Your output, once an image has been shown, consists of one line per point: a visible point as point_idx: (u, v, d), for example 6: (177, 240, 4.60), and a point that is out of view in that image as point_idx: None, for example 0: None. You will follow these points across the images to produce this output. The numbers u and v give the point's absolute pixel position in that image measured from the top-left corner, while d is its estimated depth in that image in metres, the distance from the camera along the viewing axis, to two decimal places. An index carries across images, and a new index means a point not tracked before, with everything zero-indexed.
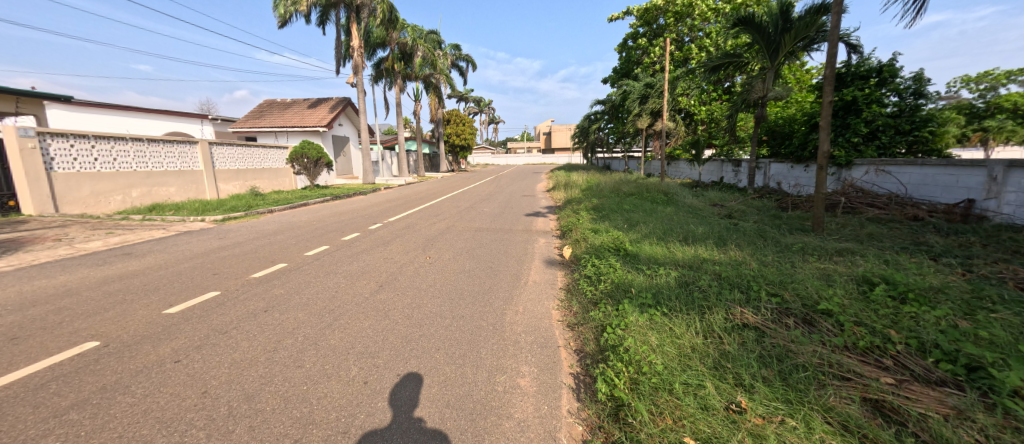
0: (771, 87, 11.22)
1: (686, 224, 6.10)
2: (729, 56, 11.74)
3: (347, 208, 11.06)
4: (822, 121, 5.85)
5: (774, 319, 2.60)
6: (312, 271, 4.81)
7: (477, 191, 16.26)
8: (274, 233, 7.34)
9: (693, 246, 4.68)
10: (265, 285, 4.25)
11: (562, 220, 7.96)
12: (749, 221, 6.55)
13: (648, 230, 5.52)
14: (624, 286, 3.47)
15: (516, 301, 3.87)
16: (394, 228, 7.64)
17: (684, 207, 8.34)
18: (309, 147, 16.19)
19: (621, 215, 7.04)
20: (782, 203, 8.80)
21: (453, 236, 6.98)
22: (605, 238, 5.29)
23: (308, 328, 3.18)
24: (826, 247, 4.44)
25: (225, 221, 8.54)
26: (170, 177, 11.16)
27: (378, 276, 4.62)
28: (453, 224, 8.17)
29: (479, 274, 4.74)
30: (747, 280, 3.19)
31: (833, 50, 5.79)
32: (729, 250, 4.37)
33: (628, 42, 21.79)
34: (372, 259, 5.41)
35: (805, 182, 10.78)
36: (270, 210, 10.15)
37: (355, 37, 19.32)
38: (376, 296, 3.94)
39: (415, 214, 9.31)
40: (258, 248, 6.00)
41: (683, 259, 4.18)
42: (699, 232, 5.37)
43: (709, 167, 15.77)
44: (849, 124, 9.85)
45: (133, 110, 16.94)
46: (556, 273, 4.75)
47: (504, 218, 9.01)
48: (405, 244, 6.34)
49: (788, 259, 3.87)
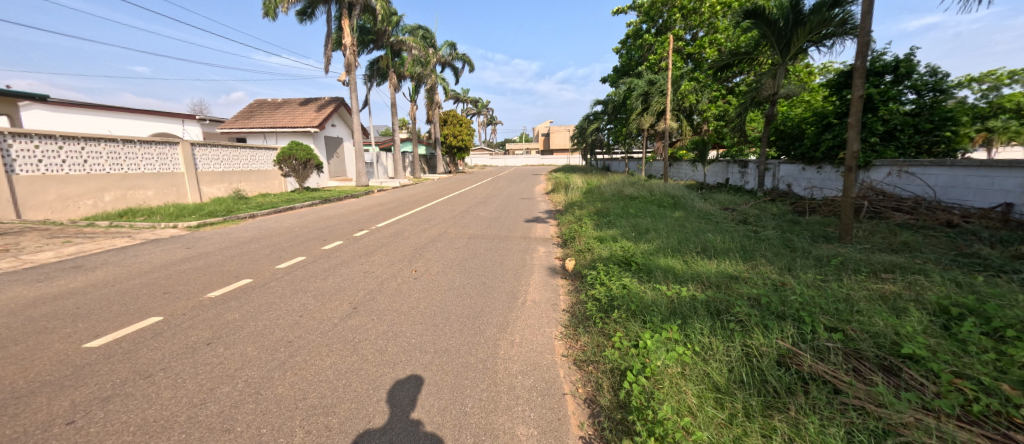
0: (782, 85, 10.63)
1: (702, 232, 5.50)
2: (737, 53, 11.20)
3: (335, 213, 10.44)
4: (852, 118, 5.26)
5: (843, 368, 2.02)
6: (278, 287, 4.19)
7: (473, 194, 15.67)
8: (249, 241, 6.72)
9: (716, 258, 4.10)
10: (220, 307, 3.64)
11: (563, 226, 7.38)
12: (769, 229, 5.96)
13: (660, 240, 4.91)
14: (643, 313, 2.88)
15: (511, 328, 3.27)
16: (381, 236, 7.02)
17: (695, 212, 7.73)
18: (297, 148, 15.29)
19: (628, 221, 6.45)
20: (799, 207, 8.19)
21: (444, 245, 6.37)
22: (614, 249, 4.68)
23: (253, 370, 2.56)
24: (869, 261, 3.85)
25: (200, 227, 7.90)
26: (146, 180, 10.54)
27: (354, 295, 4.01)
28: (445, 230, 7.55)
29: (470, 292, 4.13)
30: (795, 309, 2.60)
31: (865, 38, 5.21)
32: (760, 265, 3.77)
33: (631, 39, 21.30)
34: (350, 273, 4.80)
35: (818, 184, 10.22)
36: (252, 215, 9.52)
37: (347, 35, 18.72)
38: (347, 322, 3.33)
39: (405, 219, 8.71)
40: (226, 260, 5.38)
41: (707, 274, 3.59)
42: (718, 242, 4.77)
43: (714, 168, 15.25)
44: (865, 122, 9.29)
45: (115, 110, 16.25)
46: (559, 290, 4.15)
47: (501, 223, 8.40)
48: (391, 254, 5.72)
49: (833, 279, 3.28)
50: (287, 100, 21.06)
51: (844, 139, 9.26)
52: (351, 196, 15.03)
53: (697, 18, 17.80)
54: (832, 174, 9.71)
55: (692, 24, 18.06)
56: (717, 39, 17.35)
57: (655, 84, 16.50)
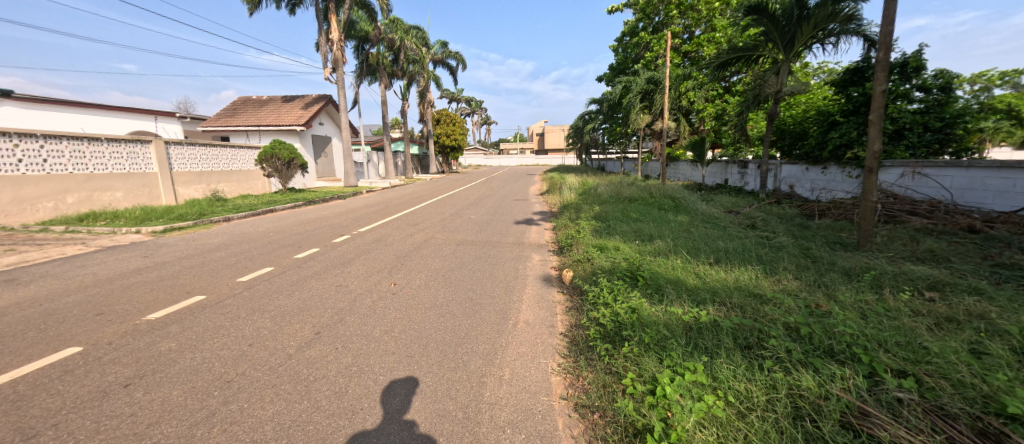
0: (785, 82, 10.22)
1: (711, 238, 5.04)
2: (739, 50, 10.76)
3: (317, 216, 9.84)
4: (873, 115, 4.82)
5: (929, 434, 1.55)
6: (233, 306, 3.65)
7: (465, 195, 15.14)
8: (216, 248, 6.14)
9: (733, 271, 3.63)
10: (155, 334, 3.08)
11: (559, 230, 6.89)
12: (782, 235, 5.51)
13: (667, 248, 4.43)
14: (660, 345, 2.38)
15: (500, 359, 2.76)
16: (363, 242, 6.49)
17: (698, 215, 7.28)
18: (281, 147, 14.64)
19: (629, 227, 5.96)
20: (807, 210, 7.77)
21: (429, 253, 5.82)
22: (616, 259, 4.19)
23: (171, 425, 2.03)
24: (906, 275, 3.39)
25: (166, 232, 7.30)
26: (115, 181, 9.88)
27: (321, 315, 3.48)
28: (433, 236, 7.02)
29: (454, 311, 3.60)
30: (847, 344, 2.12)
31: (887, 27, 4.78)
32: (786, 280, 3.29)
33: (626, 37, 20.91)
34: (320, 287, 4.24)
35: (822, 185, 9.85)
36: (227, 218, 8.92)
37: (334, 30, 18.07)
38: (305, 353, 2.79)
39: (391, 223, 8.18)
40: (182, 272, 4.80)
41: (726, 292, 3.12)
42: (731, 251, 4.31)
43: (713, 169, 14.88)
44: None
45: (90, 107, 15.50)
46: (556, 308, 3.65)
47: (492, 227, 7.89)
48: (369, 264, 5.17)
49: (876, 301, 2.81)
50: (273, 98, 20.36)
51: (851, 139, 8.88)
52: (338, 197, 14.42)
53: (694, 15, 17.46)
54: (837, 175, 9.34)
55: (689, 21, 17.69)
56: (715, 37, 17.01)
57: (653, 82, 16.06)
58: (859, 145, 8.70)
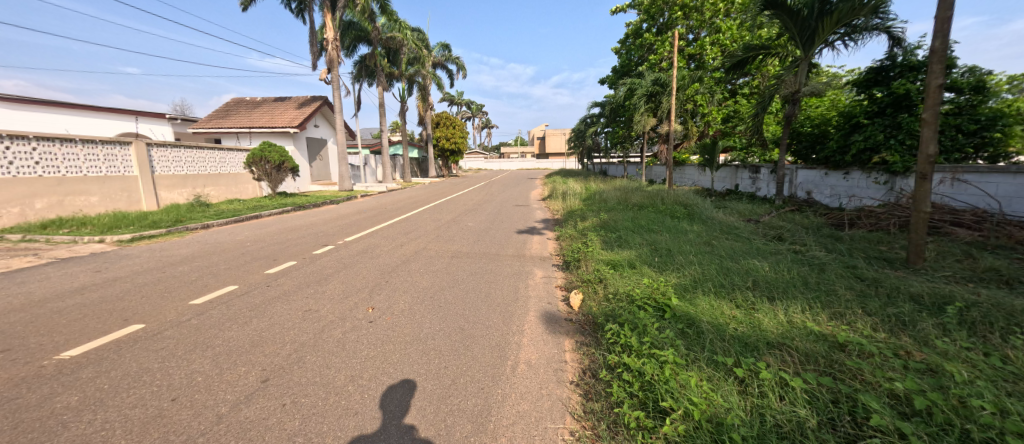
0: (804, 82, 9.59)
1: (739, 255, 4.40)
2: (754, 48, 10.18)
3: (303, 222, 9.23)
4: (927, 114, 4.21)
5: None
6: (173, 340, 3.01)
7: (463, 199, 14.51)
8: (182, 260, 5.50)
9: (780, 301, 2.97)
10: (58, 382, 2.43)
11: (563, 242, 6.26)
12: (818, 250, 4.87)
13: (693, 269, 3.78)
14: (714, 421, 1.74)
15: (496, 424, 2.11)
16: (346, 254, 5.86)
17: (716, 225, 6.65)
18: (271, 150, 13.99)
19: (642, 239, 5.31)
20: (834, 218, 7.11)
21: (419, 268, 5.16)
22: (634, 283, 3.53)
23: None
24: (1003, 308, 2.73)
25: (132, 242, 6.68)
26: (89, 184, 9.29)
27: (276, 352, 2.83)
28: (424, 247, 6.37)
29: (440, 348, 2.94)
30: (993, 430, 1.49)
31: (944, 12, 4.16)
32: (852, 316, 2.64)
33: (629, 39, 20.45)
34: (284, 312, 3.58)
35: (843, 192, 9.23)
36: (205, 225, 8.31)
37: (330, 29, 17.47)
38: (241, 413, 2.16)
39: (380, 232, 7.55)
40: (130, 292, 4.15)
41: (779, 333, 2.48)
42: (769, 273, 3.67)
43: (722, 173, 14.24)
44: (901, 123, 7.85)
45: (75, 107, 14.97)
46: (564, 345, 2.99)
47: (490, 237, 7.24)
48: (349, 282, 4.51)
49: (984, 349, 2.17)
50: (267, 99, 19.82)
51: (877, 142, 8.22)
52: (330, 201, 13.77)
53: (698, 16, 16.99)
54: (861, 181, 8.72)
55: (694, 22, 17.20)
56: (720, 39, 16.52)
57: (658, 83, 15.47)
58: (887, 149, 8.05)
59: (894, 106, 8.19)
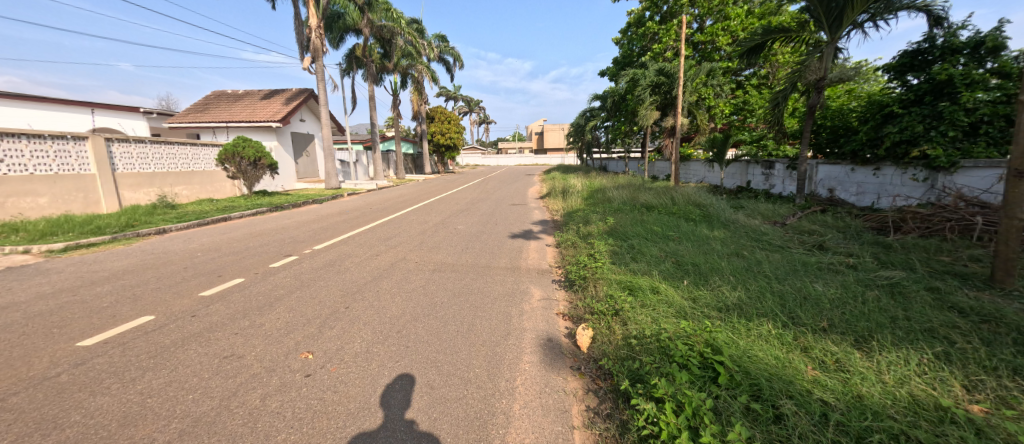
0: (831, 67, 8.63)
1: (786, 272, 3.52)
2: (772, 32, 9.26)
3: (275, 225, 8.29)
4: None
5: None
6: (8, 416, 2.10)
7: (456, 198, 13.59)
8: (107, 277, 4.57)
9: (881, 356, 2.09)
10: None
11: (564, 251, 5.37)
12: (877, 265, 3.97)
13: (739, 298, 2.86)
14: None
15: None
16: (309, 267, 4.96)
17: (740, 230, 5.76)
18: (245, 145, 12.86)
19: (660, 250, 4.41)
20: (874, 221, 6.21)
21: (391, 287, 4.23)
22: (662, 322, 2.62)
23: None
24: None
25: (63, 252, 5.76)
26: (35, 184, 8.34)
27: (144, 440, 1.92)
28: (404, 257, 5.46)
29: (391, 431, 2.02)
30: None
31: None
32: (1006, 393, 1.77)
33: (631, 29, 19.47)
34: (194, 361, 2.66)
35: (872, 189, 8.38)
36: (160, 230, 7.38)
37: (314, 17, 16.34)
38: None
39: (355, 238, 6.63)
40: (12, 326, 3.24)
41: (911, 425, 1.61)
42: (841, 303, 2.76)
43: (732, 169, 13.33)
44: (942, 112, 6.97)
45: (37, 100, 13.86)
46: (571, 417, 2.11)
47: (481, 243, 6.34)
48: (298, 308, 3.59)
49: None
50: (250, 93, 18.79)
51: (914, 134, 7.30)
52: (312, 200, 12.80)
53: (705, 3, 16.00)
54: (894, 178, 7.84)
55: (701, 10, 16.22)
56: (729, 26, 15.58)
57: (663, 74, 14.45)
58: (927, 141, 7.13)
59: (934, 93, 7.34)
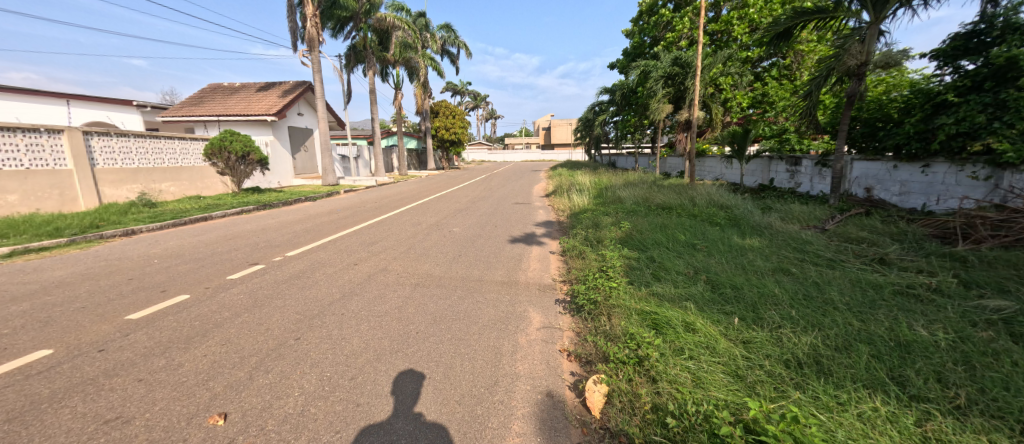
0: (872, 52, 7.62)
1: (859, 302, 2.72)
2: (805, 14, 8.26)
3: (256, 226, 7.62)
4: None
5: None
6: None
7: (456, 196, 12.84)
8: (34, 292, 3.90)
9: None
10: None
11: (569, 263, 4.59)
12: (968, 291, 3.10)
13: (812, 346, 2.07)
14: None
15: None
16: (272, 280, 4.25)
17: (778, 237, 4.90)
18: (233, 139, 12.25)
19: (687, 265, 3.62)
20: (934, 227, 5.31)
21: (359, 309, 3.49)
22: (709, 387, 1.85)
23: None
24: None
25: (5, 258, 5.14)
26: (4, 180, 7.74)
27: None
28: (385, 267, 4.74)
29: None
30: None
31: None
32: None
33: (643, 19, 18.50)
34: (59, 430, 1.93)
35: (918, 188, 7.45)
36: (128, 231, 6.76)
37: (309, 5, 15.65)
38: None
39: (336, 243, 5.92)
40: None
41: None
42: (962, 357, 1.95)
43: (753, 166, 12.35)
44: (1008, 100, 6.00)
45: (21, 93, 13.72)
46: None
47: (475, 250, 5.58)
48: (235, 341, 2.86)
49: None
50: (247, 86, 18.21)
51: (974, 125, 6.35)
52: (305, 198, 12.19)
53: None
54: (947, 176, 6.90)
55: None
56: (749, 13, 14.56)
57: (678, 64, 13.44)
58: (989, 133, 6.16)
59: (996, 79, 6.39)
